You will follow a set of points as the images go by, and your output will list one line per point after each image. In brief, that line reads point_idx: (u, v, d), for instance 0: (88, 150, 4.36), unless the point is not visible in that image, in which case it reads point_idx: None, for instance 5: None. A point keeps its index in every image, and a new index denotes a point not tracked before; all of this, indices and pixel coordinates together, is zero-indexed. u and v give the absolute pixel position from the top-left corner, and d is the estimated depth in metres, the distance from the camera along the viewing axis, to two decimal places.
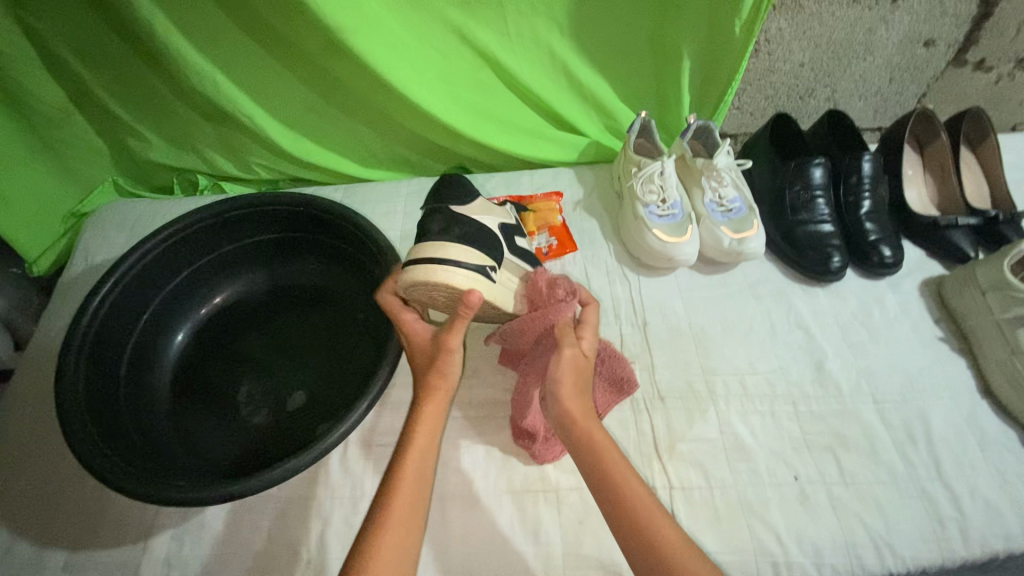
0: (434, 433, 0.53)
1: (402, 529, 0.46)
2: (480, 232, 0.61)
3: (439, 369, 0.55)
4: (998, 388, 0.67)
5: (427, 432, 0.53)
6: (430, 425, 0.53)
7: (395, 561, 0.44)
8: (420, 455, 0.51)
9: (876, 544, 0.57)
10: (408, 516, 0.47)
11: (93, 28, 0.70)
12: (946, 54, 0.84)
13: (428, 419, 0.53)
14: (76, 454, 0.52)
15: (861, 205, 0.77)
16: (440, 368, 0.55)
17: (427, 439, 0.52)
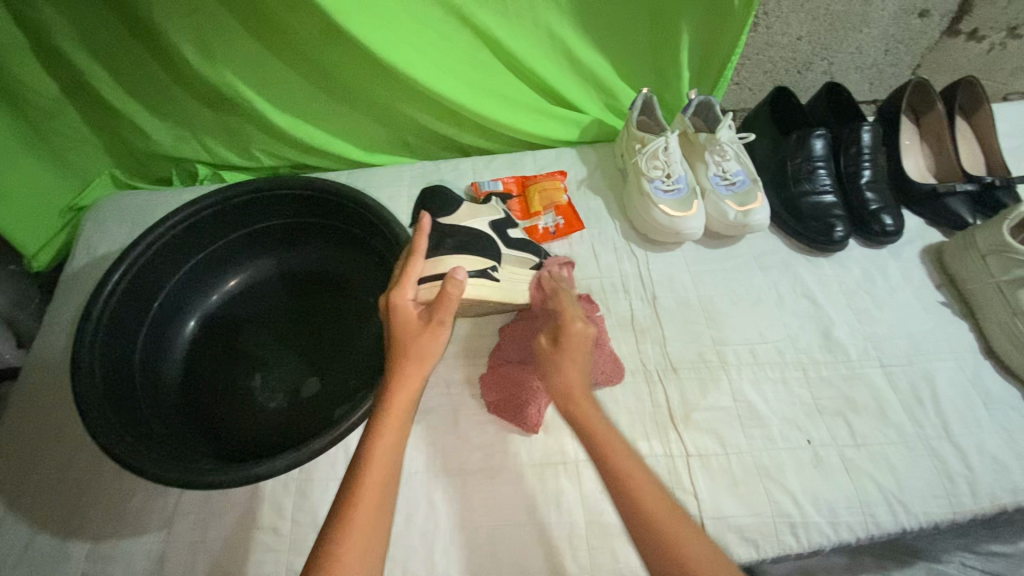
0: (402, 428, 0.49)
1: (364, 538, 0.43)
2: (467, 235, 0.63)
3: (416, 353, 0.51)
4: (1001, 348, 0.69)
5: (395, 427, 0.48)
6: (397, 422, 0.48)
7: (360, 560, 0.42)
8: (386, 455, 0.47)
9: (889, 502, 0.59)
10: (370, 525, 0.43)
11: (86, 17, 0.68)
12: (940, 24, 0.85)
13: (395, 416, 0.49)
14: (98, 441, 0.52)
15: (862, 174, 0.78)
16: (424, 348, 0.51)
17: (393, 437, 0.48)
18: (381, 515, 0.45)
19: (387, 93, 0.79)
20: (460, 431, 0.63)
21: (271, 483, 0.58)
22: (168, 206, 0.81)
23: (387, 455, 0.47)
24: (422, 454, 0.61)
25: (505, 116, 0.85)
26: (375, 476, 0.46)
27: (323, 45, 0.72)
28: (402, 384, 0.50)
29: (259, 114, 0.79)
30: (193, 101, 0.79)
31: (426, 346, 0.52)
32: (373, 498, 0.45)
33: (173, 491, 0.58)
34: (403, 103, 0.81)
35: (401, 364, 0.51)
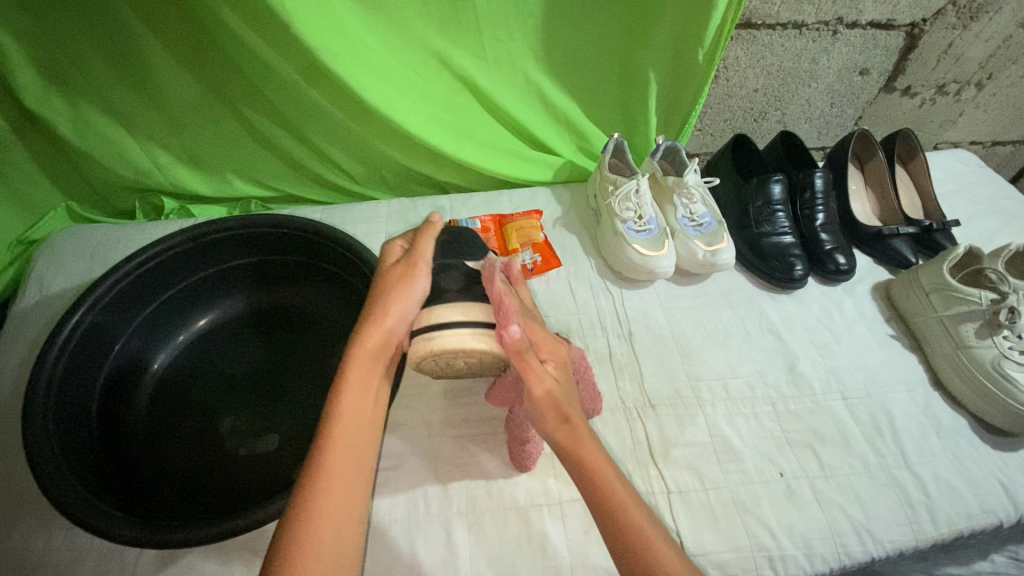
0: (369, 373, 0.51)
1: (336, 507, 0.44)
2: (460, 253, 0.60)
3: (393, 303, 0.52)
4: (948, 380, 0.73)
5: (356, 389, 0.49)
6: (361, 375, 0.50)
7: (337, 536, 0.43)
8: (357, 400, 0.49)
9: (858, 531, 0.61)
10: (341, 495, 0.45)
11: (53, 48, 0.66)
12: (878, 82, 0.94)
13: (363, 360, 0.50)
14: (50, 499, 0.48)
15: (816, 217, 0.84)
16: (395, 297, 0.52)
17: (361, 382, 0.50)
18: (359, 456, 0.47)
19: (365, 133, 0.80)
20: (443, 473, 0.62)
21: (242, 536, 0.55)
22: (131, 240, 0.78)
23: (354, 403, 0.49)
24: (404, 499, 0.60)
25: (481, 156, 0.87)
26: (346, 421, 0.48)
27: (303, 89, 0.72)
28: (372, 330, 0.51)
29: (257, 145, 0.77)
30: (162, 131, 0.77)
31: (403, 297, 0.53)
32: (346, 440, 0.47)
33: (132, 549, 0.54)
34: (382, 141, 0.82)
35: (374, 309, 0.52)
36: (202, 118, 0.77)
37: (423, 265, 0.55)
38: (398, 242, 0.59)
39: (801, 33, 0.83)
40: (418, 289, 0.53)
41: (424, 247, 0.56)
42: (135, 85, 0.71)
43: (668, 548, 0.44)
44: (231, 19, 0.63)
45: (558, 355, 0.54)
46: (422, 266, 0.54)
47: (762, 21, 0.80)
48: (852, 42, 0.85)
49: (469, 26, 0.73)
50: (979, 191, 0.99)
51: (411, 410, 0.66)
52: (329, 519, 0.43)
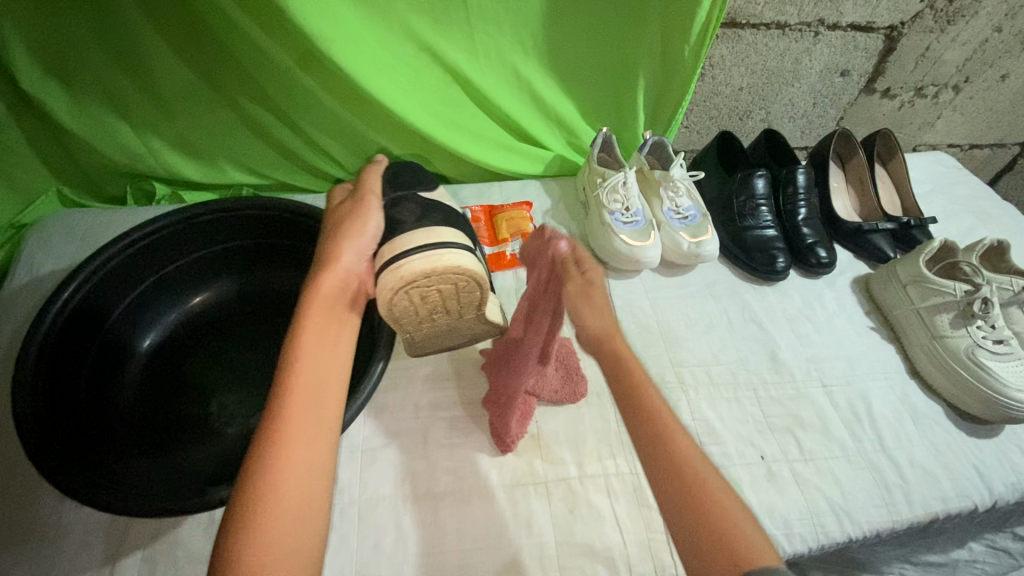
0: (332, 314, 0.51)
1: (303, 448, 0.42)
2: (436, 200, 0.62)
3: (345, 238, 0.54)
4: (924, 369, 0.75)
5: (315, 330, 0.48)
6: (321, 316, 0.49)
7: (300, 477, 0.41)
8: (318, 339, 0.48)
9: (836, 512, 0.62)
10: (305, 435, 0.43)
11: (49, 31, 0.67)
12: (858, 83, 0.97)
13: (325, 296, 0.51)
14: (38, 468, 0.48)
15: (798, 212, 0.86)
16: (348, 232, 0.54)
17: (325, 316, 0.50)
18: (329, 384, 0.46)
19: (357, 123, 0.81)
20: (430, 453, 0.63)
21: (229, 512, 0.55)
22: (122, 224, 0.78)
23: (315, 344, 0.48)
24: (390, 477, 0.61)
25: (472, 148, 0.88)
26: (312, 349, 0.47)
27: (297, 77, 0.74)
28: (330, 268, 0.52)
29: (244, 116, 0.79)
30: (156, 117, 0.78)
31: (356, 232, 0.55)
32: (312, 368, 0.46)
33: (119, 523, 0.54)
34: (374, 130, 0.83)
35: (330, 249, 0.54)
36: (195, 105, 0.78)
37: (372, 202, 0.57)
38: (343, 191, 0.62)
39: (784, 33, 0.85)
40: (371, 224, 0.56)
41: (370, 185, 0.60)
42: (130, 70, 0.72)
43: (749, 518, 0.37)
44: (227, 6, 0.64)
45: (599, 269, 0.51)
46: (370, 200, 0.57)
47: (747, 21, 0.83)
48: (833, 43, 0.88)
49: (462, 19, 0.74)
50: (956, 191, 1.02)
51: (399, 392, 0.67)
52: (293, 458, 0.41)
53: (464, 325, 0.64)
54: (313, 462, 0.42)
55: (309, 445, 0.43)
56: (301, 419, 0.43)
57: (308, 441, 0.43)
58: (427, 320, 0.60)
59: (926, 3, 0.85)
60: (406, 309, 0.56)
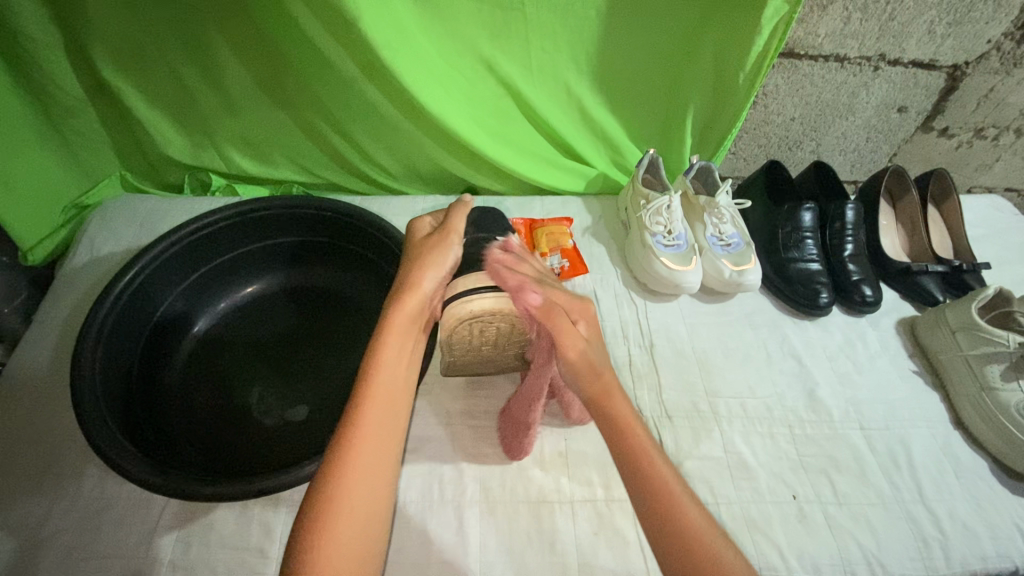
0: (409, 331, 0.55)
1: (370, 453, 0.47)
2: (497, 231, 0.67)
3: (428, 267, 0.57)
4: (970, 420, 0.73)
5: (395, 342, 0.53)
6: (401, 333, 0.53)
7: (365, 476, 0.46)
8: (395, 353, 0.52)
9: (869, 561, 0.60)
10: (375, 440, 0.47)
11: (129, 27, 0.70)
12: (915, 120, 0.95)
13: (403, 321, 0.54)
14: (92, 443, 0.50)
15: (845, 248, 0.84)
16: (431, 263, 0.58)
17: (402, 336, 0.53)
18: (394, 401, 0.50)
19: (409, 130, 0.83)
20: (458, 461, 0.63)
21: (262, 502, 0.56)
22: (178, 212, 0.81)
23: (392, 357, 0.52)
24: (418, 481, 0.61)
25: (518, 160, 0.89)
26: (388, 368, 0.51)
27: (355, 84, 0.75)
28: (411, 293, 0.55)
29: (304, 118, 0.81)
30: (219, 111, 0.81)
31: (438, 264, 0.58)
32: (385, 383, 0.50)
33: (158, 503, 0.56)
34: (424, 138, 0.85)
35: (414, 275, 0.57)
36: (256, 104, 0.80)
37: (455, 240, 0.61)
38: (428, 218, 0.65)
39: (843, 66, 0.84)
40: (451, 259, 0.60)
41: (456, 220, 0.63)
42: (199, 66, 0.75)
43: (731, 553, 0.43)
44: (295, 11, 0.66)
45: (586, 314, 0.58)
46: (454, 236, 0.61)
47: (805, 52, 0.82)
48: (892, 79, 0.87)
49: (520, 36, 0.76)
50: (1011, 238, 0.98)
51: (431, 397, 0.68)
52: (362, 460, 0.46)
53: (502, 358, 0.66)
54: (372, 481, 0.46)
55: (377, 464, 0.47)
56: (372, 431, 0.48)
57: (372, 459, 0.47)
58: (474, 350, 0.63)
59: (993, 45, 0.83)
60: (461, 338, 0.59)
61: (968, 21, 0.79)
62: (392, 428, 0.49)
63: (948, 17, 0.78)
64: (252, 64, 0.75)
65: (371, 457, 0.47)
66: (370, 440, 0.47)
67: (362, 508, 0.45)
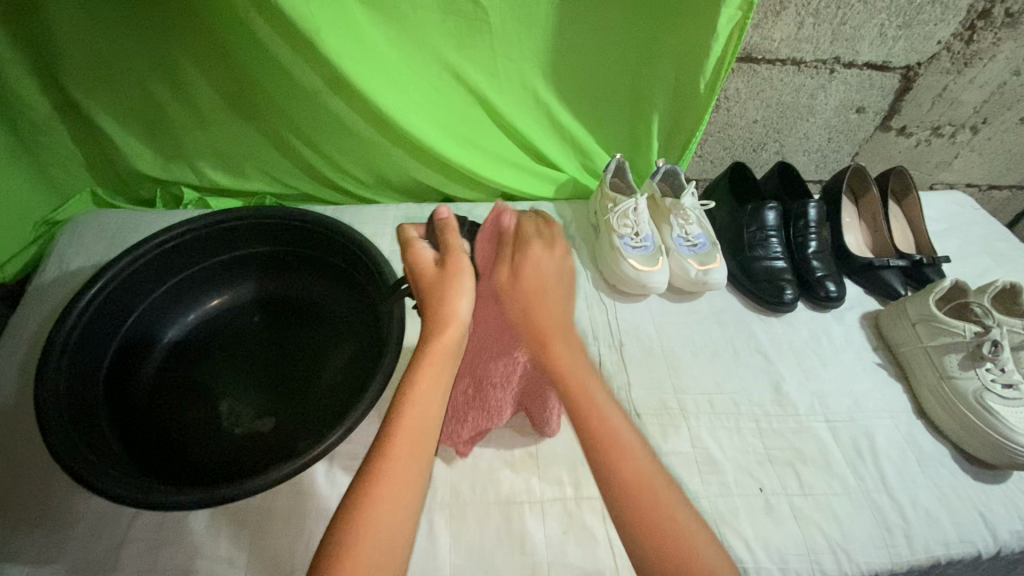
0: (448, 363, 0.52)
1: (400, 485, 0.45)
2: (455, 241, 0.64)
3: (451, 298, 0.54)
4: (931, 410, 0.75)
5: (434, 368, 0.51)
6: (438, 363, 0.52)
7: (390, 509, 0.44)
8: (431, 383, 0.50)
9: (834, 549, 0.62)
10: (406, 471, 0.46)
11: (95, 42, 0.71)
12: (874, 120, 0.97)
13: (441, 351, 0.52)
14: (56, 456, 0.50)
15: (808, 245, 0.86)
16: (455, 290, 0.55)
17: (440, 366, 0.51)
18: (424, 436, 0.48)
19: (379, 142, 0.84)
20: (429, 464, 0.64)
21: (232, 510, 0.57)
22: (149, 226, 0.82)
23: (430, 389, 0.50)
24: None
25: (488, 167, 0.91)
26: (421, 403, 0.49)
27: (323, 98, 0.76)
28: (446, 326, 0.53)
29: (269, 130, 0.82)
30: (189, 124, 0.82)
31: (454, 292, 0.55)
32: (414, 418, 0.48)
33: (126, 515, 0.56)
34: (394, 149, 0.86)
35: (442, 310, 0.54)
36: (225, 117, 0.81)
37: (466, 262, 0.57)
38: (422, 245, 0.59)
39: (800, 69, 0.87)
40: (467, 284, 0.56)
41: (454, 242, 0.58)
42: (167, 80, 0.76)
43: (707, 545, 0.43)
44: (258, 28, 0.67)
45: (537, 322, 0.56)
46: (461, 261, 0.57)
47: (762, 56, 0.84)
48: (848, 80, 0.89)
49: (484, 45, 0.77)
50: (972, 232, 1.01)
51: None
52: (388, 491, 0.44)
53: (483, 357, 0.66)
54: (395, 525, 0.44)
55: (402, 497, 0.45)
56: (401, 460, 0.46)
57: (395, 499, 0.44)
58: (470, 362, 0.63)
59: (943, 45, 0.86)
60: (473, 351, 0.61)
61: (918, 23, 0.82)
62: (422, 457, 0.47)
63: (898, 20, 0.81)
64: (218, 77, 0.76)
65: (396, 488, 0.45)
66: (396, 476, 0.45)
67: (382, 548, 0.42)
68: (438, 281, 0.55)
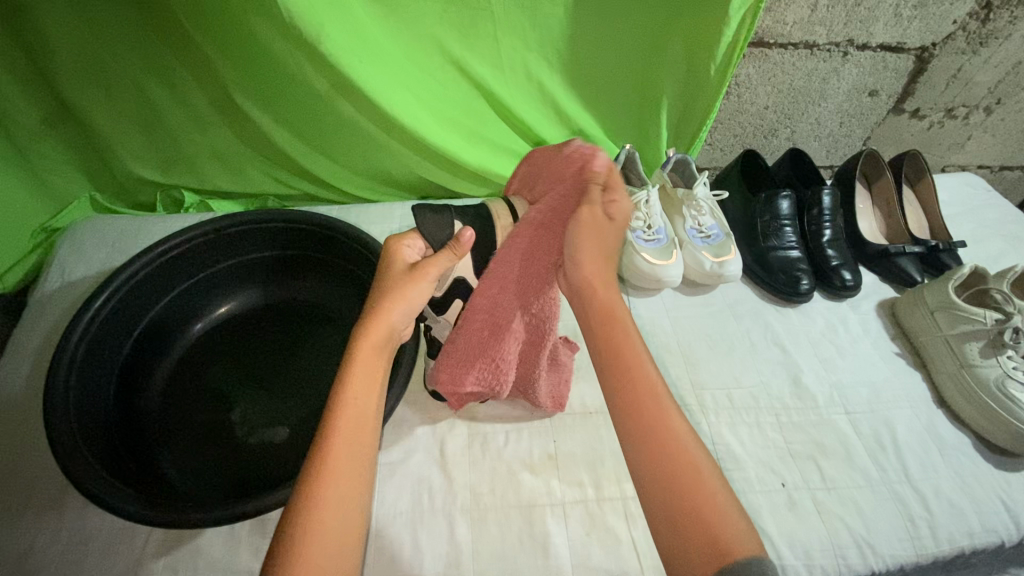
0: (376, 357, 0.46)
1: (342, 490, 0.41)
2: None
3: (396, 291, 0.47)
4: (951, 398, 0.74)
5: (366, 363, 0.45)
6: (370, 360, 0.46)
7: (337, 518, 0.40)
8: (362, 381, 0.44)
9: (858, 543, 0.61)
10: (347, 478, 0.41)
11: (88, 41, 0.68)
12: (886, 103, 0.95)
13: (371, 345, 0.46)
14: (69, 477, 0.49)
15: (823, 233, 0.85)
16: (411, 287, 0.53)
17: (371, 362, 0.45)
18: (361, 442, 0.43)
19: (383, 139, 0.82)
20: (446, 469, 0.63)
21: (250, 523, 0.56)
22: (151, 231, 0.80)
23: (361, 386, 0.45)
24: (407, 493, 0.61)
25: (495, 161, 0.89)
26: (357, 406, 0.43)
27: (326, 96, 0.74)
28: (377, 319, 0.46)
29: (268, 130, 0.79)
30: (187, 125, 0.79)
31: (410, 288, 0.48)
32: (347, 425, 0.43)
33: (142, 531, 0.55)
34: (399, 146, 0.84)
35: (377, 299, 0.47)
36: (224, 117, 0.79)
37: (434, 269, 0.49)
38: None
39: (813, 52, 0.84)
40: (425, 280, 0.53)
41: None
42: (163, 80, 0.74)
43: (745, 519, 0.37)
44: (256, 24, 0.64)
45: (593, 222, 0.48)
46: None
47: (775, 40, 0.82)
48: (861, 63, 0.87)
49: (489, 36, 0.75)
50: (985, 214, 1.00)
51: (417, 408, 0.68)
52: (331, 501, 0.40)
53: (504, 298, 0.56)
54: (340, 532, 0.40)
55: (344, 505, 0.41)
56: (341, 466, 0.41)
57: (338, 504, 0.40)
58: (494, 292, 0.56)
59: (958, 25, 0.83)
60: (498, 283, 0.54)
61: (934, 3, 0.79)
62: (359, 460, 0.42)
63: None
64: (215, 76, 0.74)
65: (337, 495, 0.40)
66: (337, 481, 0.41)
67: (330, 562, 0.38)
68: (406, 277, 0.56)
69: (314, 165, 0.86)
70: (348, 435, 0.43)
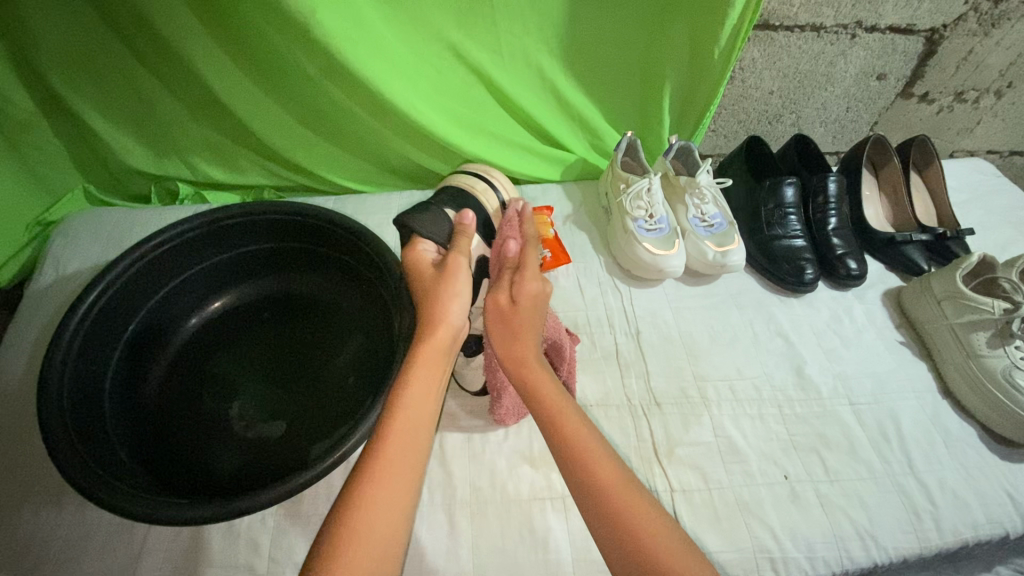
0: (439, 357, 0.54)
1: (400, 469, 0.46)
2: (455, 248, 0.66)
3: (449, 297, 0.58)
4: (958, 389, 0.73)
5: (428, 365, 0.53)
6: (431, 359, 0.53)
7: (393, 495, 0.44)
8: (426, 374, 0.52)
9: (861, 536, 0.60)
10: (404, 460, 0.46)
11: (74, 31, 0.67)
12: (895, 87, 0.93)
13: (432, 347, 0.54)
14: (65, 475, 0.49)
15: (829, 221, 0.83)
16: (449, 290, 0.59)
17: (431, 365, 0.53)
18: (416, 433, 0.48)
19: (380, 129, 0.80)
20: (446, 462, 0.62)
21: (249, 519, 0.56)
22: (146, 223, 0.79)
23: (422, 379, 0.52)
24: None
25: (494, 151, 0.87)
26: (413, 403, 0.50)
27: (320, 85, 0.73)
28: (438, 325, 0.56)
29: (263, 120, 0.78)
30: (179, 115, 0.78)
31: (455, 292, 0.59)
32: (406, 419, 0.49)
33: (142, 526, 0.55)
34: (396, 135, 0.82)
35: (436, 308, 0.57)
36: (217, 107, 0.77)
37: (463, 262, 0.62)
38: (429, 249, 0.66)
39: (820, 35, 0.82)
40: (462, 284, 0.60)
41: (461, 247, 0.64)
42: (153, 70, 0.72)
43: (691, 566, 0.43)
44: (246, 9, 0.63)
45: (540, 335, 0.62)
46: (461, 269, 0.61)
47: (781, 23, 0.80)
48: (870, 45, 0.85)
49: (486, 21, 0.73)
50: (994, 201, 0.98)
51: None
52: (392, 473, 0.45)
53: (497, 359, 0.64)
54: (394, 506, 0.44)
55: (400, 479, 0.45)
56: (401, 446, 0.47)
57: (396, 477, 0.45)
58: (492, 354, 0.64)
59: (970, 6, 0.81)
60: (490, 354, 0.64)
61: None
62: (417, 446, 0.48)
63: None
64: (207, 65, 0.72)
65: (397, 471, 0.46)
66: (398, 457, 0.46)
67: (385, 530, 0.43)
68: (436, 281, 0.60)
69: (310, 154, 0.84)
70: (407, 425, 0.49)
